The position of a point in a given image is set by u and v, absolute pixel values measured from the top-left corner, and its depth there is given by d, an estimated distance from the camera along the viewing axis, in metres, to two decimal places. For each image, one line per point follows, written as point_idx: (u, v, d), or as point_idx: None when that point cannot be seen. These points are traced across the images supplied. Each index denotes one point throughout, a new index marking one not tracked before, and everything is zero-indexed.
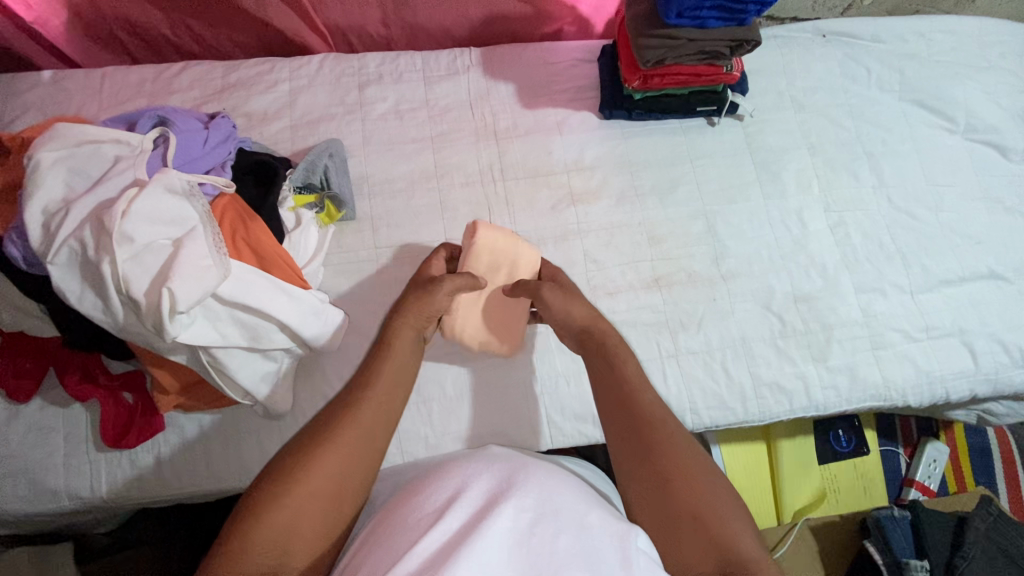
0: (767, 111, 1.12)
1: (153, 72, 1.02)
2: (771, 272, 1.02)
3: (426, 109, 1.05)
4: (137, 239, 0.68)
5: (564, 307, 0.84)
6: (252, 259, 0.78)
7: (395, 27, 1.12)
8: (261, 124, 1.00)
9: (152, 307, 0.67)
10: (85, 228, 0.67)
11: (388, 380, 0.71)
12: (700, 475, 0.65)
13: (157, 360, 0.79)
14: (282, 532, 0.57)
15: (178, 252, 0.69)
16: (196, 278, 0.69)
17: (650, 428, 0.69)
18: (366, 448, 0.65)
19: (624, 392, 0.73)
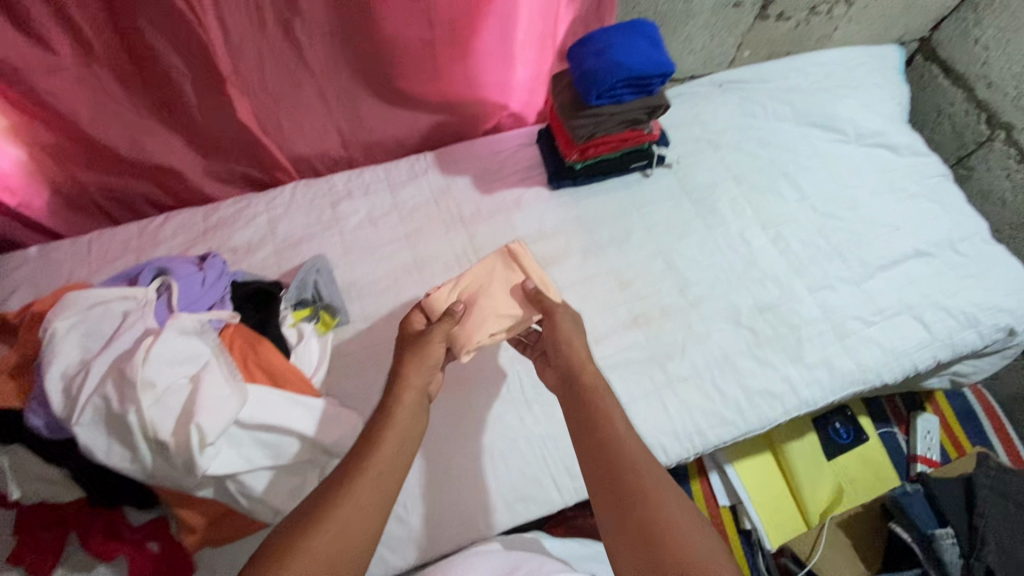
0: (691, 155, 1.28)
1: (137, 229, 1.10)
2: (732, 291, 1.13)
3: (396, 212, 1.16)
4: (158, 384, 0.72)
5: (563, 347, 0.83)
6: (262, 376, 0.82)
7: (354, 147, 1.25)
8: (246, 256, 1.07)
9: (181, 446, 0.70)
10: (107, 383, 0.71)
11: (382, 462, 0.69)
12: (675, 507, 0.64)
13: (189, 501, 0.80)
14: None
15: (198, 388, 0.74)
16: (220, 409, 0.73)
17: (616, 461, 0.69)
18: (361, 530, 0.63)
19: (592, 425, 0.73)
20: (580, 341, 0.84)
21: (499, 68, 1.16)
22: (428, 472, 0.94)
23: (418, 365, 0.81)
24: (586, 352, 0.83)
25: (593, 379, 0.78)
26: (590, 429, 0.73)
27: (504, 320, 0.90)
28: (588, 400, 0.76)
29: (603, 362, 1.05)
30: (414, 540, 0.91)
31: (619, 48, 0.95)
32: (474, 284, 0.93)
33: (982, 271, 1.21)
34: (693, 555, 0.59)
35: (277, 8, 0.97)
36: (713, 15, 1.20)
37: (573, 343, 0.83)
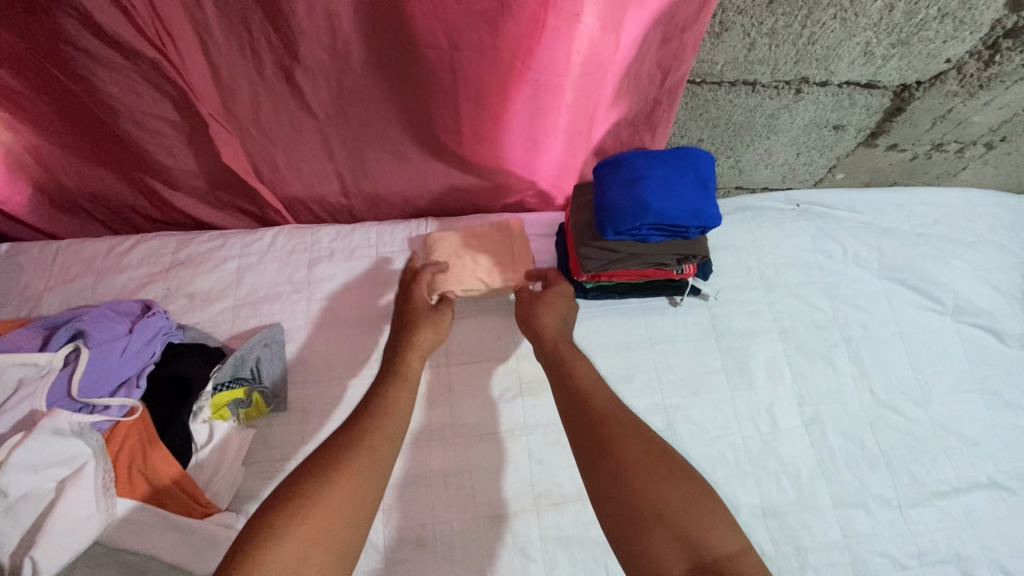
0: (734, 290, 1.06)
1: (106, 247, 1.03)
2: (737, 479, 0.93)
3: (375, 287, 1.03)
4: (10, 493, 0.63)
5: (543, 316, 0.91)
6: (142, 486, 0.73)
7: (356, 197, 1.12)
8: (202, 305, 0.98)
9: (16, 570, 0.62)
10: None
11: (395, 401, 0.77)
12: (665, 465, 0.69)
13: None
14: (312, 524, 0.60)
15: (56, 503, 0.65)
16: (74, 534, 0.65)
17: (613, 425, 0.74)
18: (381, 448, 0.70)
19: (584, 401, 0.78)
20: (562, 301, 0.93)
21: (525, 149, 0.99)
22: None
23: (433, 333, 0.89)
24: (558, 325, 0.90)
25: (575, 356, 0.85)
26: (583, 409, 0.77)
27: (486, 286, 0.98)
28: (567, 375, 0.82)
29: (553, 533, 0.88)
30: None
31: (652, 182, 0.76)
32: (470, 246, 1.00)
33: None
34: (678, 495, 0.66)
35: (275, 53, 0.82)
36: (802, 134, 0.97)
37: (546, 319, 0.90)
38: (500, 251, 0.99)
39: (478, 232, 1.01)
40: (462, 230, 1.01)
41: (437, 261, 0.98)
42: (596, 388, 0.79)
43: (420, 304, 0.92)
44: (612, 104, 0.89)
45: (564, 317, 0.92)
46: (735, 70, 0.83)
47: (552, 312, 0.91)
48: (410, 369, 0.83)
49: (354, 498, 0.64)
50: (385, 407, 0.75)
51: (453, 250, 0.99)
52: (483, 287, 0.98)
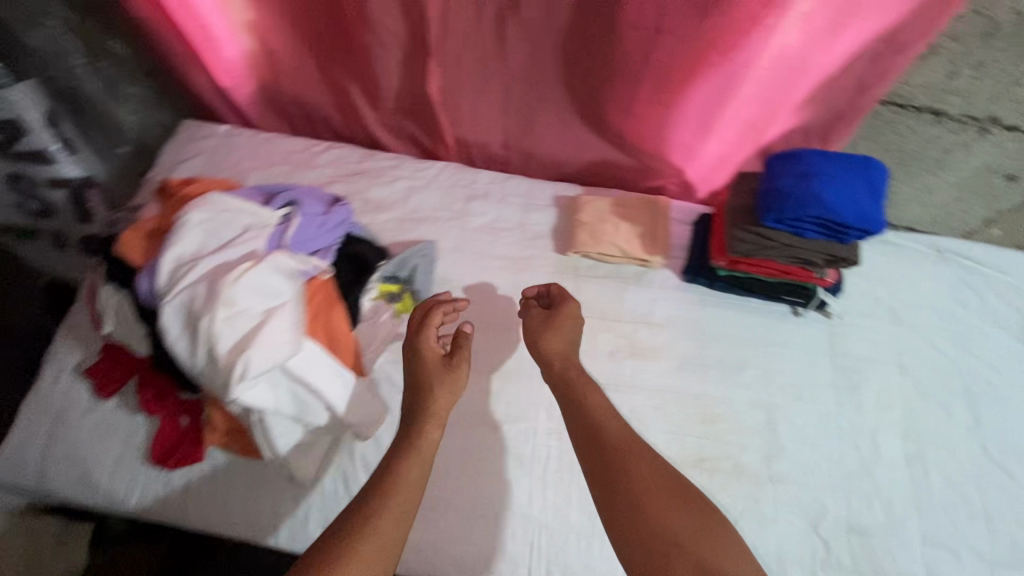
0: (860, 315, 1.07)
1: (304, 147, 1.20)
2: (827, 489, 0.95)
3: (519, 231, 1.13)
4: (236, 305, 0.78)
5: (552, 339, 0.84)
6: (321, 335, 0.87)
7: (514, 151, 1.23)
8: (372, 211, 1.12)
9: (227, 366, 0.76)
10: (201, 285, 0.79)
11: (407, 472, 0.66)
12: (678, 497, 0.64)
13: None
14: None
15: (263, 325, 0.78)
16: (273, 349, 0.78)
17: (626, 456, 0.67)
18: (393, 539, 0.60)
19: (594, 430, 0.71)
20: (572, 326, 0.86)
21: (692, 135, 1.05)
22: None
23: (451, 388, 0.78)
24: (570, 342, 0.84)
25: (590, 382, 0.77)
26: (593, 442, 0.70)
27: (622, 252, 1.06)
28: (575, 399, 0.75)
29: None
30: None
31: (824, 180, 0.81)
32: (615, 215, 1.08)
33: None
34: (688, 524, 0.61)
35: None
36: (971, 177, 0.99)
37: (552, 341, 0.83)
38: (642, 225, 1.08)
39: (624, 205, 1.10)
40: (612, 199, 1.11)
41: (585, 219, 1.08)
42: (604, 408, 0.73)
43: (434, 362, 0.81)
44: (798, 109, 0.95)
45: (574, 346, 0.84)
46: (929, 96, 0.88)
47: (568, 331, 0.86)
48: (427, 437, 0.72)
49: None
50: (396, 481, 0.65)
51: (599, 215, 1.08)
52: (618, 254, 1.07)
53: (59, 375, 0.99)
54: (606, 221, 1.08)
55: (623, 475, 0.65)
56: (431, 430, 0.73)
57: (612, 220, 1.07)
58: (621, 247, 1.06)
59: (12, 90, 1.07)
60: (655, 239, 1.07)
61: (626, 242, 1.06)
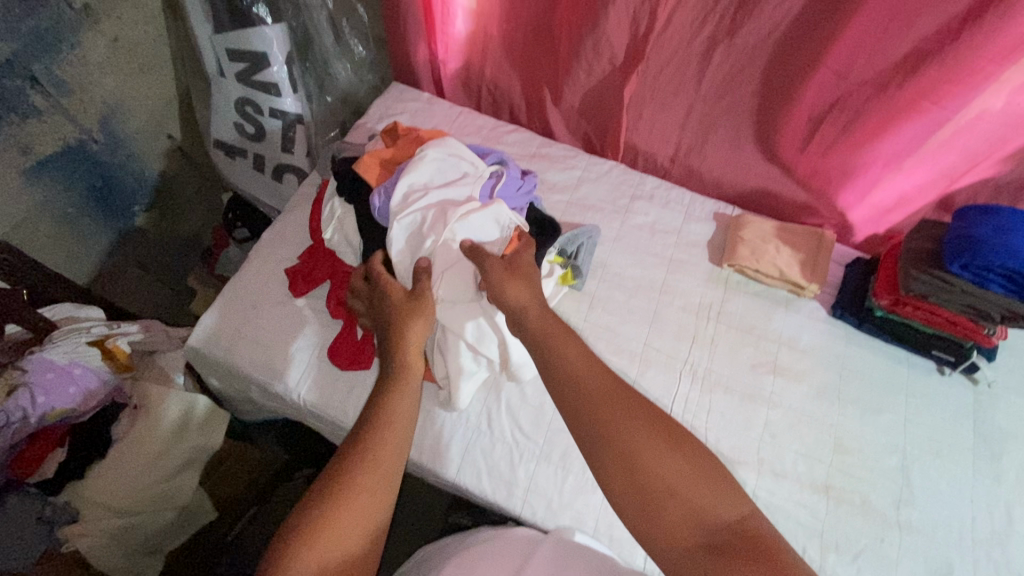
0: (1010, 388, 1.07)
1: (493, 124, 1.34)
2: (955, 548, 0.94)
3: (676, 236, 1.20)
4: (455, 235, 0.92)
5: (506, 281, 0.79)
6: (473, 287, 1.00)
7: (679, 166, 1.32)
8: (548, 190, 1.23)
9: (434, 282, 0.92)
10: (430, 210, 0.93)
11: (396, 409, 0.66)
12: (663, 443, 0.57)
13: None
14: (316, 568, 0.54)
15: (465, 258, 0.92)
16: (462, 279, 0.93)
17: (609, 406, 0.59)
18: (386, 474, 0.60)
19: (569, 384, 0.62)
20: (530, 270, 0.82)
21: (874, 174, 1.11)
22: (555, 445, 1.00)
23: (419, 319, 0.77)
24: (533, 302, 0.75)
25: (561, 333, 0.68)
26: (566, 397, 0.61)
27: (776, 274, 1.12)
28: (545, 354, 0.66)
29: (765, 495, 0.96)
30: (508, 486, 0.96)
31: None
32: (773, 240, 1.15)
33: None
34: (677, 472, 0.55)
35: (720, 25, 1.06)
36: None
37: (511, 287, 0.77)
38: (800, 255, 1.13)
39: (783, 234, 1.16)
40: (774, 227, 1.17)
41: (746, 238, 1.15)
42: (577, 355, 0.64)
43: (392, 293, 0.82)
44: (1000, 163, 1.01)
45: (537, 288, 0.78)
46: None
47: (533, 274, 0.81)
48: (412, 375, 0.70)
49: (361, 533, 0.57)
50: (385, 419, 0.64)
51: (759, 237, 1.15)
52: (771, 276, 1.12)
53: (259, 270, 1.12)
54: (765, 244, 1.14)
55: (604, 430, 0.58)
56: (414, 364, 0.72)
57: (771, 245, 1.14)
58: (777, 270, 1.12)
59: (267, 27, 1.29)
60: (812, 270, 1.12)
61: (784, 267, 1.12)
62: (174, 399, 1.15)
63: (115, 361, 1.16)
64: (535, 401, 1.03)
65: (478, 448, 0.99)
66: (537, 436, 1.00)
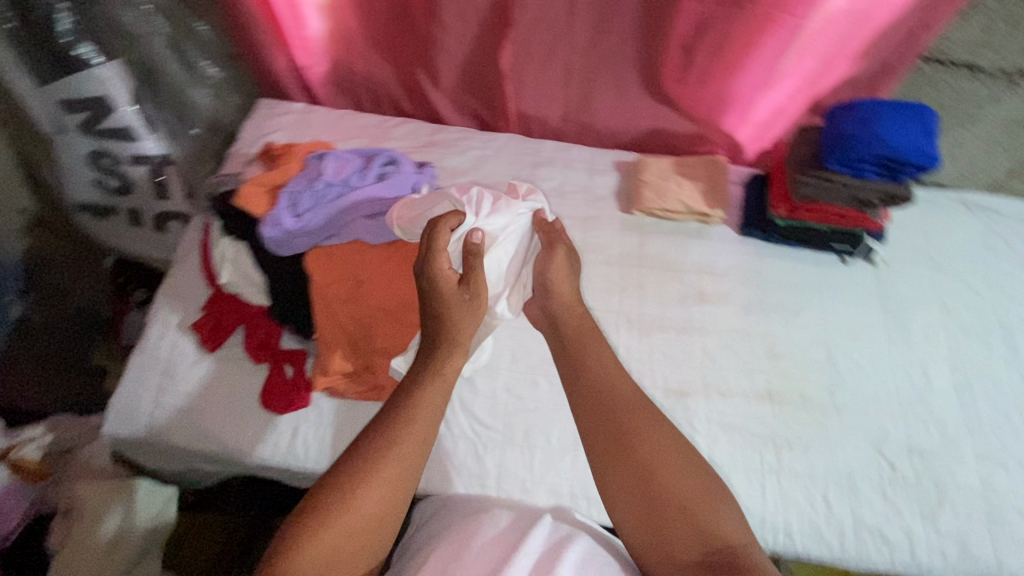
0: (903, 262, 1.17)
1: (377, 122, 1.28)
2: (887, 415, 1.03)
3: (585, 194, 1.21)
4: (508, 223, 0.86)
5: (554, 281, 0.78)
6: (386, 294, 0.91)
7: (572, 124, 1.32)
8: (449, 177, 1.19)
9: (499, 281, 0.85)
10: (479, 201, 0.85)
11: (429, 398, 0.65)
12: (682, 460, 0.61)
13: (351, 298, 0.91)
14: (340, 540, 0.56)
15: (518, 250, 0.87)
16: (512, 255, 0.86)
17: (635, 425, 0.62)
18: (417, 459, 0.62)
19: (603, 398, 0.64)
20: (568, 263, 0.80)
21: (750, 91, 1.16)
22: (516, 427, 1.00)
23: (472, 314, 0.72)
24: (574, 293, 0.77)
25: (596, 341, 0.70)
26: (597, 410, 0.63)
27: (683, 207, 1.16)
28: (577, 359, 0.68)
29: (718, 417, 1.01)
30: (479, 480, 0.96)
31: (886, 121, 0.93)
32: (671, 176, 1.18)
33: None
34: (691, 491, 0.59)
35: None
36: (1002, 130, 1.13)
37: (559, 280, 0.77)
38: (700, 185, 1.18)
39: (679, 168, 1.20)
40: (671, 164, 1.20)
41: (648, 179, 1.18)
42: (608, 366, 0.67)
43: (446, 290, 0.72)
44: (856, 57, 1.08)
45: (572, 279, 0.79)
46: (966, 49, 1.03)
47: (560, 272, 0.79)
48: (450, 363, 0.68)
49: (387, 511, 0.59)
50: (416, 409, 0.63)
51: (661, 176, 1.18)
52: (679, 210, 1.16)
53: (163, 333, 1.03)
54: (666, 181, 1.17)
55: (628, 443, 0.61)
56: (457, 357, 0.69)
57: (671, 181, 1.17)
58: (683, 204, 1.16)
59: (101, 67, 1.13)
60: (714, 197, 1.16)
61: (687, 199, 1.16)
62: (109, 512, 1.01)
63: (27, 473, 1.07)
64: (487, 389, 1.03)
65: (441, 450, 0.98)
66: (497, 423, 1.00)
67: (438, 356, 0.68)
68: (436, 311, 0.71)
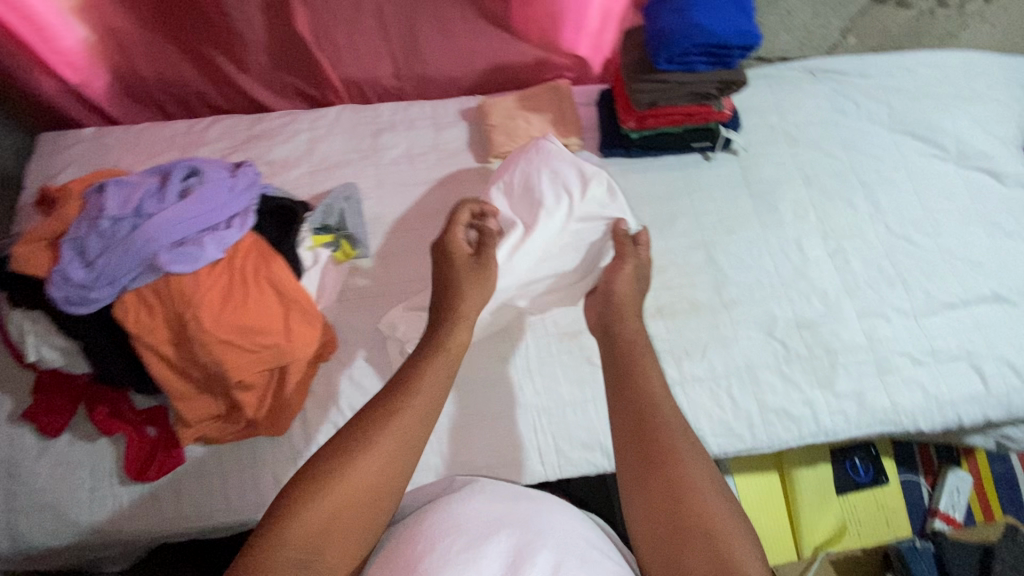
0: (762, 144, 1.17)
1: (185, 127, 1.12)
2: (773, 299, 1.05)
3: (436, 152, 1.12)
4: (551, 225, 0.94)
5: (612, 286, 0.84)
6: (209, 322, 0.78)
7: (407, 79, 1.20)
8: (281, 170, 1.07)
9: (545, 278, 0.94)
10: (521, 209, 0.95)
11: (433, 373, 0.65)
12: (716, 490, 0.56)
13: (180, 340, 0.80)
14: (331, 505, 0.54)
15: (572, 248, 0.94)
16: (554, 248, 0.94)
17: (668, 442, 0.59)
18: (418, 430, 0.61)
19: (646, 410, 0.62)
20: (629, 279, 0.84)
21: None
22: None
23: (478, 290, 0.79)
24: (631, 305, 0.81)
25: (647, 360, 0.68)
26: (634, 420, 0.62)
27: None
28: (625, 368, 0.68)
29: None
30: None
31: (700, 8, 0.88)
32: (517, 114, 1.11)
33: None
34: (723, 522, 0.54)
35: None
36: None
37: (621, 284, 0.84)
38: (547, 117, 1.12)
39: (523, 104, 1.13)
40: (514, 102, 1.13)
41: (495, 122, 1.10)
42: (657, 380, 0.66)
43: (457, 258, 0.82)
44: None
45: (637, 297, 0.83)
46: None
47: (622, 288, 0.83)
48: (456, 337, 0.71)
49: (386, 480, 0.58)
50: (421, 382, 0.63)
51: (506, 116, 1.11)
52: None
53: None
54: (513, 121, 1.10)
55: (660, 459, 0.58)
56: (459, 337, 0.71)
57: (518, 120, 1.10)
58: (535, 140, 1.09)
59: None
60: (563, 127, 1.10)
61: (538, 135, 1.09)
62: None
63: None
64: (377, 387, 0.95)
65: None
66: None
67: (441, 337, 0.70)
68: (453, 285, 0.78)
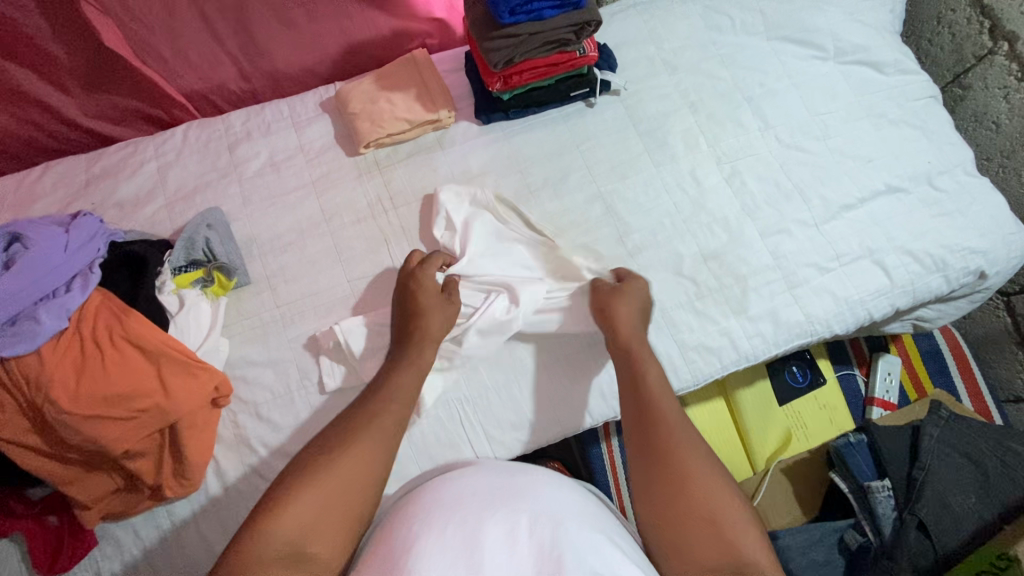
0: (642, 79, 1.13)
1: (14, 183, 1.00)
2: (677, 237, 1.03)
3: (302, 154, 1.03)
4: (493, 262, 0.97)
5: (609, 301, 0.88)
6: (65, 402, 0.73)
7: (257, 79, 1.09)
8: (134, 211, 0.97)
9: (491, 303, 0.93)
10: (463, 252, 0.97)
11: (401, 383, 0.79)
12: (717, 478, 0.71)
13: (43, 426, 0.76)
14: (305, 514, 0.63)
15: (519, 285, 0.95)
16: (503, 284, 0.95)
17: (671, 438, 0.73)
18: (389, 431, 0.73)
19: (648, 410, 0.77)
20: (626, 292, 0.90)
21: None
22: None
23: (447, 316, 0.87)
24: (630, 321, 0.86)
25: (642, 362, 0.82)
26: (641, 420, 0.76)
27: (406, 124, 1.02)
28: (632, 368, 0.81)
29: None
30: None
31: None
32: (380, 97, 1.04)
33: (957, 209, 1.08)
34: (719, 503, 0.68)
35: None
36: None
37: (617, 305, 0.87)
38: (411, 94, 1.05)
39: (384, 85, 1.05)
40: (375, 85, 1.05)
41: (358, 110, 1.03)
42: (655, 380, 0.80)
43: (429, 288, 0.88)
44: None
45: (636, 308, 0.88)
46: None
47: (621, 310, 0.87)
48: (421, 355, 0.83)
49: (358, 482, 0.67)
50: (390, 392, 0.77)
51: (370, 100, 1.04)
52: (404, 129, 1.02)
53: None
54: (377, 106, 1.03)
55: (665, 452, 0.72)
56: (427, 352, 0.84)
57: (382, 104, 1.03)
58: (403, 122, 1.02)
59: None
60: (430, 103, 1.04)
61: (404, 116, 1.02)
62: None
63: None
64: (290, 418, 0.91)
65: None
66: None
67: (411, 352, 0.83)
68: (417, 308, 0.86)
